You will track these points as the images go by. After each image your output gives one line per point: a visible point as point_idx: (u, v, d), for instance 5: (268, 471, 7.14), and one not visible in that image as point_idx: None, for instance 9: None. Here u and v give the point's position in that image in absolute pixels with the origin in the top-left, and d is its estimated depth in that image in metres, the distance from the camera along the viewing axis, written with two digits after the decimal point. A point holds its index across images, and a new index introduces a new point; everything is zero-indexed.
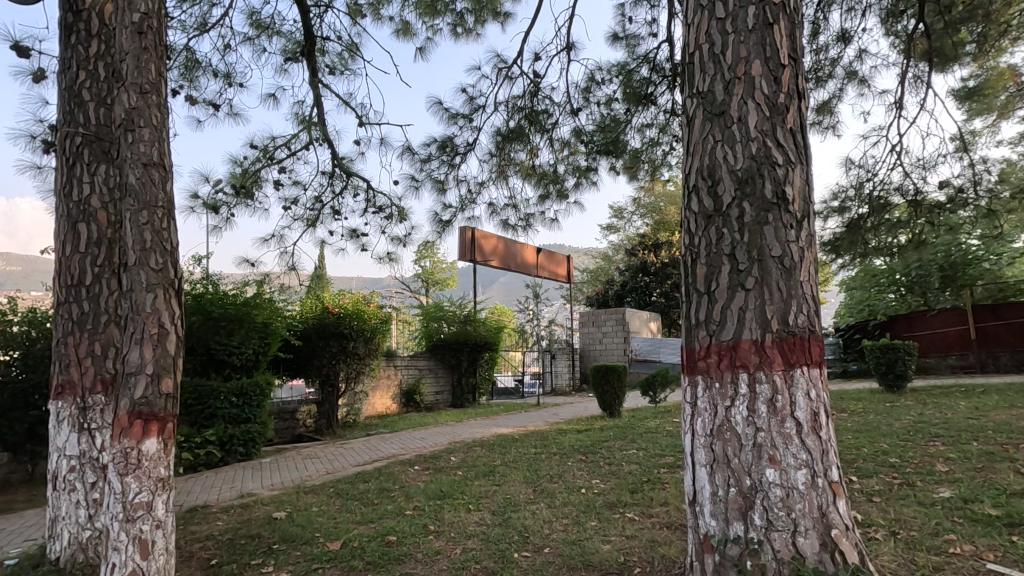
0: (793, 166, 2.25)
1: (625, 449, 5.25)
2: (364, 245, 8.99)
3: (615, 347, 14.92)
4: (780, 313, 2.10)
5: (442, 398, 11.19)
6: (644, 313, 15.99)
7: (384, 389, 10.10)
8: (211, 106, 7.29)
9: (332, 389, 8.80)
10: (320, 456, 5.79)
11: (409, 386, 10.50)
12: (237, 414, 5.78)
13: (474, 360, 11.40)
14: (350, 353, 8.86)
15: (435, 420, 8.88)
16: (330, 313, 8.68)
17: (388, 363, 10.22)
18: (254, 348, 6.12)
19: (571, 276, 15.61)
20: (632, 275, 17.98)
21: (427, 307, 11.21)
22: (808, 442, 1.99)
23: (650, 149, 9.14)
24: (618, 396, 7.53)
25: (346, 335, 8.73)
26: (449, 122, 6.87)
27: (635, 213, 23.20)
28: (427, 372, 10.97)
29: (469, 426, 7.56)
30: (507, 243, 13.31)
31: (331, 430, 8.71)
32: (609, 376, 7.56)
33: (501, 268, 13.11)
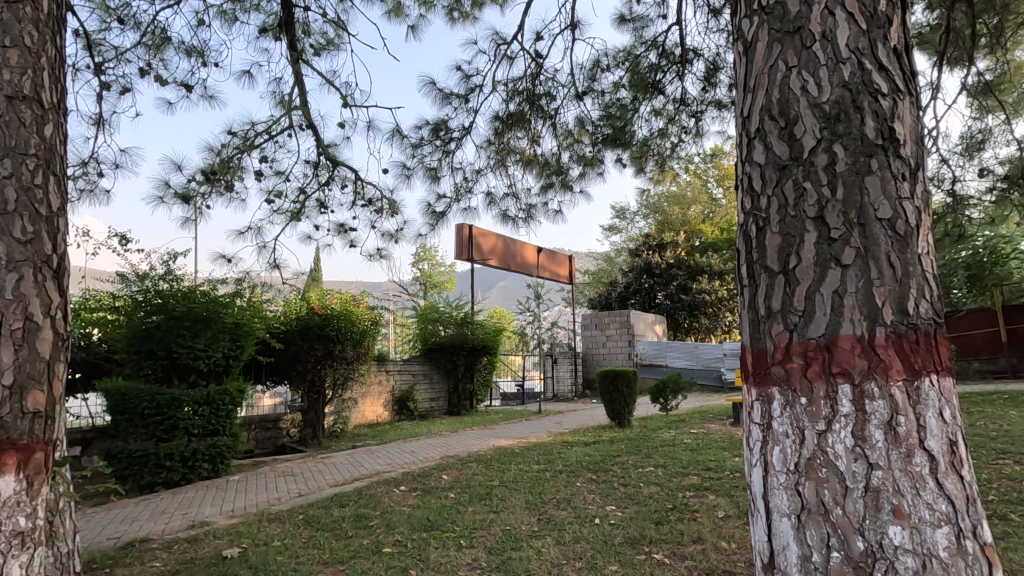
0: (901, 96, 1.63)
1: (641, 467, 4.62)
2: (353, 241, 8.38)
3: (619, 351, 14.31)
4: (895, 299, 1.48)
5: (437, 405, 10.56)
6: (649, 315, 15.37)
7: (375, 396, 9.46)
8: (184, 86, 6.67)
9: (318, 396, 8.17)
10: (297, 473, 5.16)
11: (402, 392, 9.87)
12: (203, 426, 5.12)
13: (472, 365, 10.77)
14: (337, 357, 8.21)
15: (428, 430, 8.24)
16: (315, 314, 8.05)
17: (380, 368, 9.58)
18: (224, 352, 5.46)
19: (572, 278, 15.00)
20: (635, 276, 17.38)
21: (422, 308, 10.57)
22: (947, 487, 1.37)
23: (659, 138, 8.47)
24: (628, 405, 6.90)
25: (333, 338, 8.08)
26: (442, 103, 6.25)
27: (637, 214, 22.72)
28: (421, 378, 10.36)
29: (465, 438, 6.92)
30: (506, 242, 12.69)
31: (316, 440, 8.08)
32: (618, 383, 6.94)
33: (500, 268, 12.50)
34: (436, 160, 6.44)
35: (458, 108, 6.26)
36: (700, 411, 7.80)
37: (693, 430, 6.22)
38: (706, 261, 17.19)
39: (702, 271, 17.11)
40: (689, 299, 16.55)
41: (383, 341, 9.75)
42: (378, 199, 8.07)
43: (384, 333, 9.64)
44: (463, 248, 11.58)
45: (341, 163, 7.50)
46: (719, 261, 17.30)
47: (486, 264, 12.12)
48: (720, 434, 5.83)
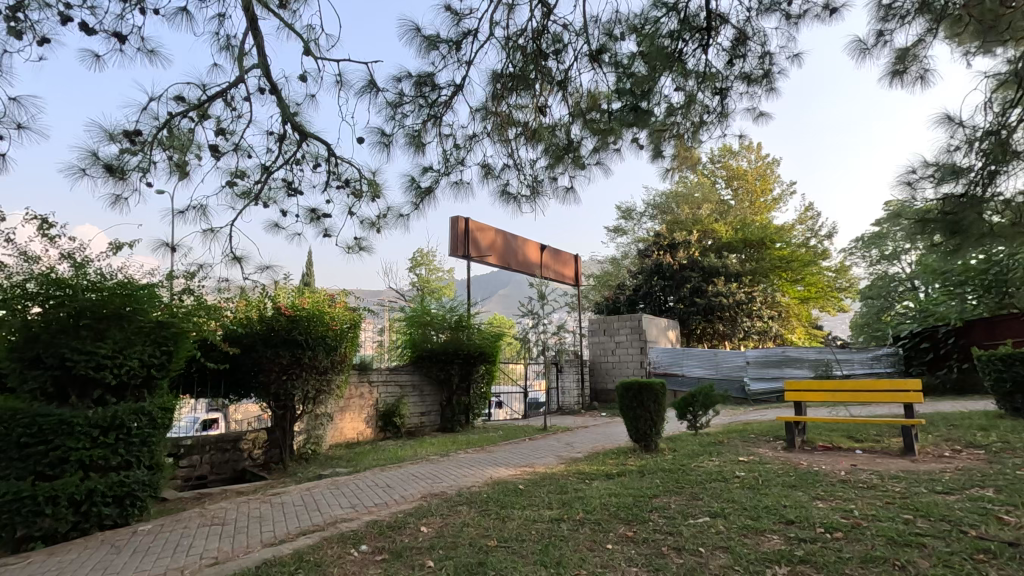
0: None
1: (689, 516, 3.39)
2: (327, 230, 7.19)
3: (630, 359, 13.12)
4: None
5: (428, 421, 9.30)
6: (662, 320, 14.18)
7: (355, 411, 8.22)
8: (117, 37, 5.50)
9: (285, 412, 6.99)
10: (230, 518, 3.93)
11: (387, 406, 8.63)
12: (107, 458, 3.88)
13: (467, 375, 9.52)
14: (308, 365, 6.96)
15: (415, 451, 6.99)
16: (281, 316, 6.83)
17: (360, 378, 8.35)
18: (142, 359, 4.24)
19: (578, 280, 13.76)
20: (645, 278, 16.17)
21: (413, 310, 9.33)
22: None
23: (683, 113, 7.17)
24: (656, 424, 5.66)
25: (301, 344, 6.85)
26: (428, 52, 5.07)
27: (644, 214, 21.59)
28: (408, 389, 9.11)
29: (457, 465, 5.68)
30: (506, 239, 11.50)
31: (281, 465, 6.85)
32: (643, 396, 5.70)
33: (499, 266, 11.28)
34: (419, 123, 5.27)
35: (447, 58, 5.08)
36: (737, 431, 6.55)
37: (740, 456, 4.99)
38: (721, 262, 16.00)
39: (716, 273, 15.92)
40: (703, 302, 15.35)
41: (366, 348, 8.52)
42: (357, 181, 6.91)
43: (365, 338, 8.42)
44: (459, 244, 10.40)
45: (310, 136, 6.34)
46: (734, 262, 16.11)
47: (484, 262, 10.91)
48: (777, 463, 4.61)
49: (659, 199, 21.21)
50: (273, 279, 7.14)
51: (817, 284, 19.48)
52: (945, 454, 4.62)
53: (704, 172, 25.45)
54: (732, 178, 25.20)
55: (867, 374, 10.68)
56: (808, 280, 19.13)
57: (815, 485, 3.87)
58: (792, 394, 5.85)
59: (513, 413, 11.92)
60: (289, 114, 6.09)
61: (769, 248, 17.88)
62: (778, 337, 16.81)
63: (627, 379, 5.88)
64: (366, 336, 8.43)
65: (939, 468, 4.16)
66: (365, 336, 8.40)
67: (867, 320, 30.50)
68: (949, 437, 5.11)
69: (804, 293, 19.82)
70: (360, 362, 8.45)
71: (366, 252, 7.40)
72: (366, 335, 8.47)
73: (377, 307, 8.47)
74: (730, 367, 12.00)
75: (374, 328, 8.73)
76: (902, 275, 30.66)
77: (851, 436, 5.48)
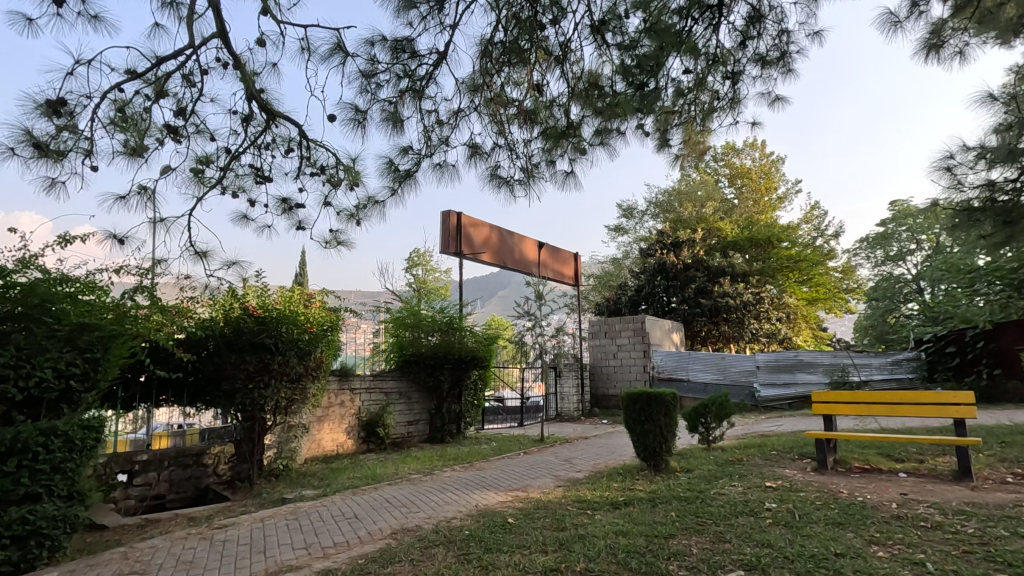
0: None
1: (718, 569, 2.71)
2: (301, 223, 6.51)
3: (633, 363, 12.48)
4: None
5: (416, 431, 8.62)
6: (665, 321, 13.51)
7: (335, 421, 7.54)
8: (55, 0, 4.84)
9: (254, 424, 6.31)
10: (156, 563, 3.24)
11: (370, 415, 7.93)
12: (7, 489, 3.20)
13: (459, 381, 8.83)
14: (277, 371, 6.26)
15: (398, 466, 6.30)
16: (249, 317, 6.14)
17: (341, 385, 7.68)
18: (58, 369, 3.57)
19: (578, 280, 13.07)
20: (648, 278, 15.52)
21: (400, 310, 8.62)
22: None
23: (692, 96, 6.43)
24: (667, 440, 4.98)
25: (270, 349, 6.16)
26: (405, 11, 4.40)
27: (646, 213, 20.96)
28: (393, 397, 8.42)
29: (441, 488, 4.99)
30: (501, 235, 10.81)
31: (247, 483, 6.15)
32: (652, 409, 5.03)
33: (494, 264, 10.59)
34: (396, 96, 4.60)
35: (427, 19, 4.42)
36: (757, 446, 5.87)
37: (766, 479, 4.31)
38: (727, 261, 15.33)
39: (722, 273, 15.25)
40: (709, 303, 14.68)
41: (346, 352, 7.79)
42: (334, 169, 6.25)
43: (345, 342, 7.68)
44: (450, 240, 9.71)
45: (279, 116, 5.68)
46: (740, 261, 15.46)
47: (478, 260, 10.21)
48: (812, 490, 3.94)
49: (662, 198, 20.56)
50: (241, 276, 6.46)
51: (825, 285, 18.81)
52: (1009, 481, 3.95)
53: (707, 170, 24.82)
54: (736, 176, 24.57)
55: (886, 379, 10.00)
56: (816, 282, 18.47)
57: (867, 523, 3.19)
58: (822, 406, 5.15)
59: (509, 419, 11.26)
60: (254, 90, 5.43)
61: (776, 248, 17.22)
62: (786, 341, 16.14)
63: (633, 389, 5.19)
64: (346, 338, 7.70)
65: (1011, 500, 3.48)
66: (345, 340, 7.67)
67: (873, 322, 29.86)
68: (1008, 459, 4.43)
69: (812, 294, 19.14)
70: (339, 368, 7.73)
71: (345, 248, 6.74)
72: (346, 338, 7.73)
73: (360, 307, 7.75)
74: (739, 372, 11.30)
75: (357, 329, 8.01)
76: (908, 277, 29.99)
77: (890, 456, 4.82)
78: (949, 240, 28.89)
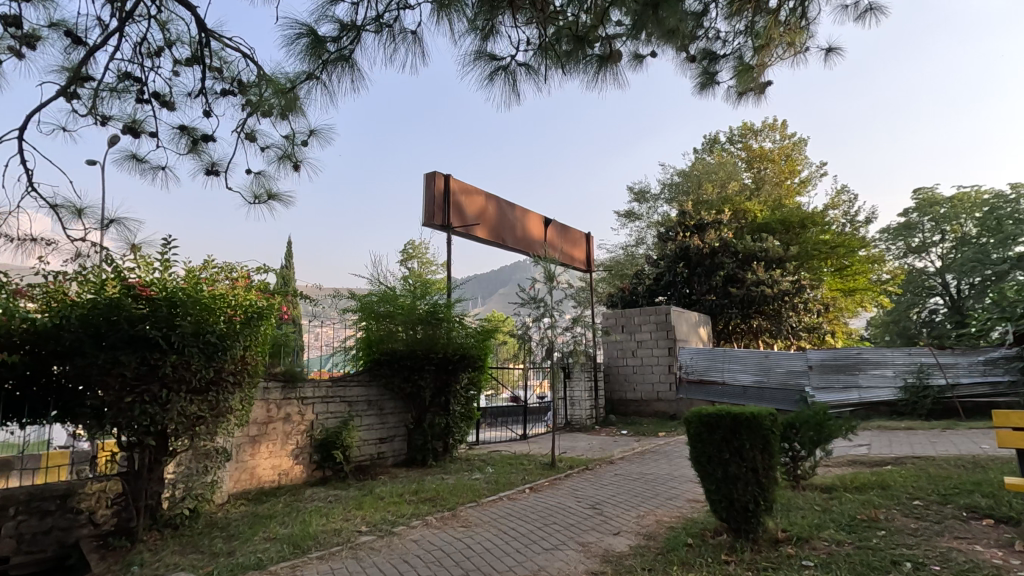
0: None
1: None
2: (215, 167, 4.56)
3: (656, 363, 10.60)
4: None
5: (389, 450, 6.73)
6: (692, 314, 11.60)
7: (278, 442, 5.65)
8: None
9: (142, 454, 4.36)
10: None
11: (327, 430, 6.02)
12: None
13: (445, 387, 6.91)
14: (174, 379, 4.29)
15: (351, 513, 4.38)
16: (133, 300, 4.20)
17: (287, 395, 5.77)
18: None
19: (591, 266, 11.14)
20: (669, 265, 13.59)
21: (368, 296, 6.69)
22: None
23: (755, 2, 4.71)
24: (766, 494, 3.06)
25: (159, 346, 4.19)
26: None
27: (660, 197, 19.05)
28: (358, 408, 6.49)
29: (399, 570, 3.05)
30: (499, 207, 8.88)
31: (126, 541, 4.21)
32: (744, 443, 3.06)
33: (490, 242, 8.66)
34: None
35: None
36: (878, 490, 3.95)
37: None
38: (760, 245, 13.39)
39: (754, 259, 13.31)
40: (740, 293, 12.74)
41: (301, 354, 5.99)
42: (255, 85, 4.33)
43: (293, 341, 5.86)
44: (436, 210, 7.77)
45: None
46: (776, 245, 13.48)
47: (469, 236, 8.29)
48: None
49: (678, 179, 18.60)
50: (128, 241, 4.51)
51: (864, 275, 16.75)
52: None
53: (723, 153, 22.86)
54: (755, 160, 22.62)
55: (977, 384, 8.17)
56: (851, 272, 16.54)
57: None
58: (1015, 435, 3.22)
59: (512, 420, 9.52)
60: None
61: (810, 233, 15.29)
62: (824, 337, 14.21)
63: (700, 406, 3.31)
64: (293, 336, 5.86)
65: None
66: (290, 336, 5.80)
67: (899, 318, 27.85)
68: None
69: (849, 285, 17.08)
70: (283, 371, 5.82)
71: (279, 204, 4.82)
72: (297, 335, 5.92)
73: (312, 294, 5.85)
74: (787, 374, 9.41)
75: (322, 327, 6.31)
76: (935, 269, 28.14)
77: None
78: (980, 230, 26.98)
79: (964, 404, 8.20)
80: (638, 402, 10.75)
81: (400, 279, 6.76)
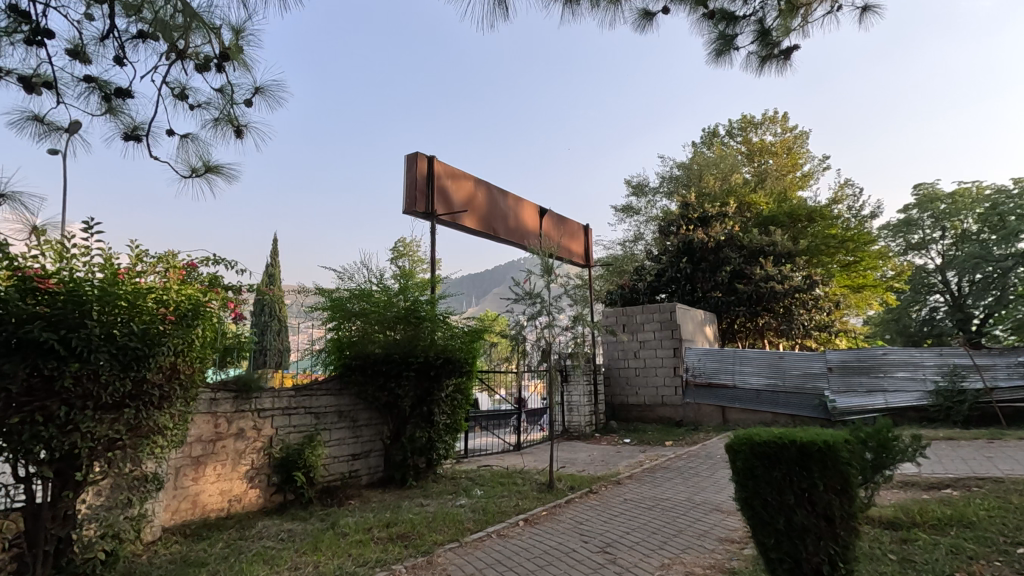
0: None
1: None
2: (134, 130, 3.68)
3: (660, 365, 9.78)
4: None
5: (364, 468, 5.89)
6: (698, 312, 10.82)
7: (228, 463, 4.80)
8: None
9: (40, 488, 3.47)
10: None
11: (289, 446, 5.17)
12: None
13: (427, 396, 6.01)
14: (79, 394, 3.42)
15: (305, 557, 3.55)
16: (28, 294, 3.33)
17: (239, 407, 4.93)
18: None
19: (589, 260, 10.32)
20: (672, 260, 12.79)
21: (339, 292, 5.83)
22: None
23: None
24: (845, 551, 2.26)
25: (57, 352, 3.33)
26: None
27: (659, 191, 18.26)
28: (325, 420, 5.63)
29: None
30: (489, 194, 8.05)
31: None
32: (817, 484, 2.25)
33: (480, 233, 7.82)
34: None
35: None
36: (962, 530, 3.15)
37: None
38: (767, 239, 12.65)
39: (761, 254, 12.57)
40: (748, 290, 11.98)
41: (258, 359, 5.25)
42: (182, 26, 3.46)
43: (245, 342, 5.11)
44: (418, 195, 6.91)
45: None
46: (784, 238, 12.71)
47: (456, 225, 7.44)
48: None
49: (678, 172, 17.85)
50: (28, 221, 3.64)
51: (873, 270, 16.02)
52: None
53: (723, 146, 22.14)
54: (755, 153, 21.91)
55: (1018, 388, 7.45)
56: (858, 267, 15.85)
57: None
58: None
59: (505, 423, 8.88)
60: None
61: (817, 227, 14.58)
62: (836, 335, 13.47)
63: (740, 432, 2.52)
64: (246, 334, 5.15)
65: None
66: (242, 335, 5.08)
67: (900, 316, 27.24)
68: None
69: (857, 281, 16.37)
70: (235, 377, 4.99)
71: (221, 178, 4.01)
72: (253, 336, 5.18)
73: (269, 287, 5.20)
74: (804, 377, 8.65)
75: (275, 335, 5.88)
76: (936, 266, 27.58)
77: None
78: (982, 225, 26.37)
79: (1005, 410, 7.46)
80: (641, 408, 9.93)
81: (375, 273, 5.90)
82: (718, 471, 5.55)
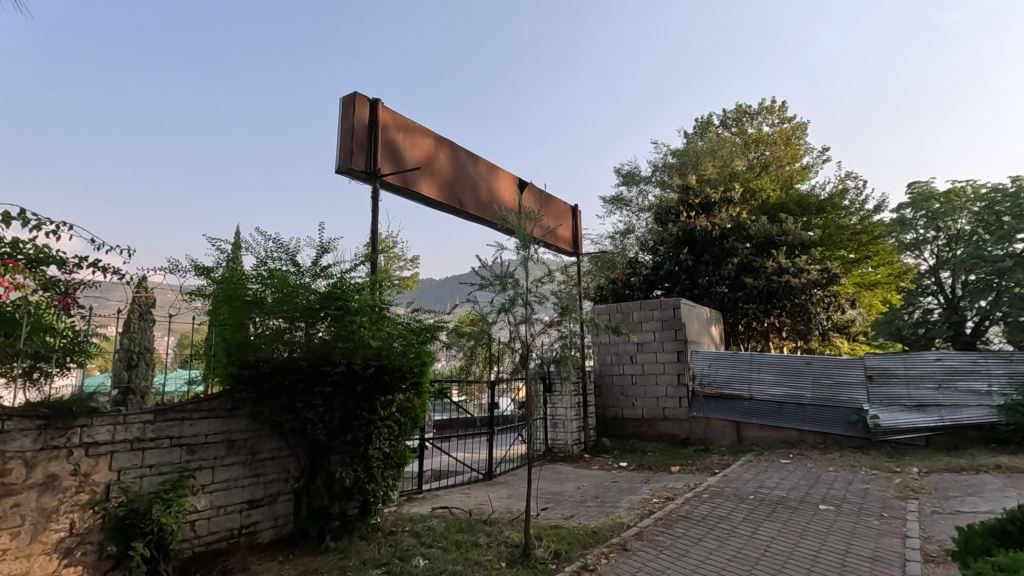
0: None
1: None
2: None
3: (661, 372, 8.19)
4: None
5: (264, 520, 4.19)
6: (704, 310, 9.26)
7: (23, 532, 3.08)
8: None
9: None
10: None
11: (135, 498, 3.46)
12: None
13: (354, 420, 4.28)
14: None
15: None
16: None
17: (50, 444, 3.22)
18: None
19: (577, 248, 8.75)
20: (670, 252, 11.24)
21: (235, 272, 4.11)
22: None
23: None
24: None
25: None
26: None
27: (651, 180, 16.74)
28: (203, 453, 3.90)
29: None
30: (454, 157, 6.39)
31: None
32: None
33: (442, 204, 6.15)
34: None
35: None
36: None
37: None
38: (777, 227, 11.21)
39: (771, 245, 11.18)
40: (758, 285, 10.51)
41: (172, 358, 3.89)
42: None
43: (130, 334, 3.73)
44: (356, 148, 5.19)
45: None
46: (797, 227, 11.24)
47: (410, 191, 5.76)
48: None
49: (672, 159, 16.35)
50: None
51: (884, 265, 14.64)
52: None
53: (718, 135, 20.68)
54: (751, 144, 20.51)
55: None
56: (870, 263, 14.41)
57: None
58: None
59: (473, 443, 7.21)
60: None
61: (828, 217, 13.21)
62: (851, 338, 12.02)
63: None
64: (149, 325, 3.81)
65: None
66: (133, 326, 3.74)
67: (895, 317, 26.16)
68: None
69: (866, 278, 14.97)
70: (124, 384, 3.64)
71: None
72: (156, 328, 3.84)
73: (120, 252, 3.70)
74: (836, 387, 7.11)
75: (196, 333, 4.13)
76: (932, 266, 26.50)
77: None
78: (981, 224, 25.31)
79: None
80: (639, 423, 8.34)
81: (281, 248, 4.18)
82: (764, 526, 3.92)
